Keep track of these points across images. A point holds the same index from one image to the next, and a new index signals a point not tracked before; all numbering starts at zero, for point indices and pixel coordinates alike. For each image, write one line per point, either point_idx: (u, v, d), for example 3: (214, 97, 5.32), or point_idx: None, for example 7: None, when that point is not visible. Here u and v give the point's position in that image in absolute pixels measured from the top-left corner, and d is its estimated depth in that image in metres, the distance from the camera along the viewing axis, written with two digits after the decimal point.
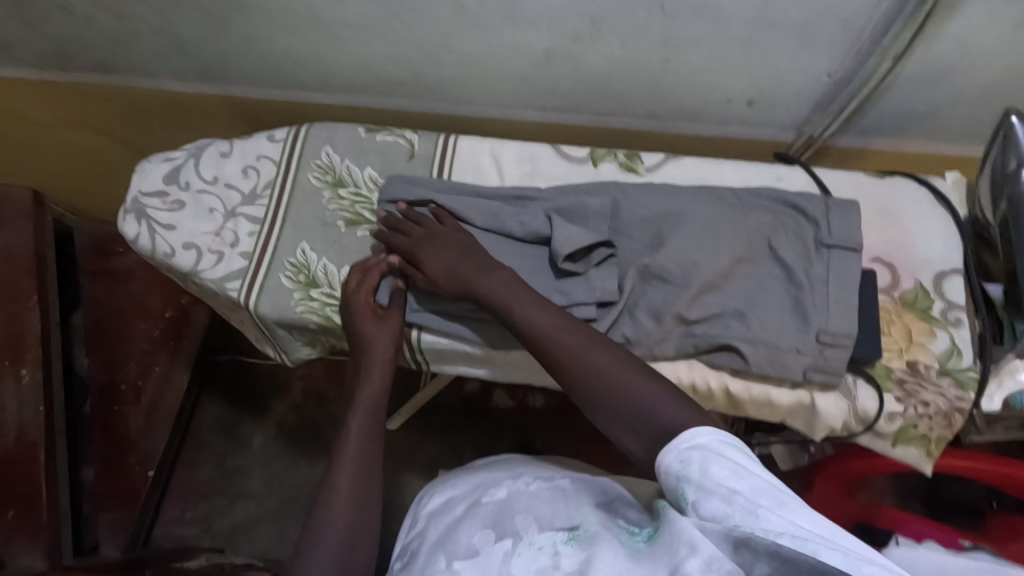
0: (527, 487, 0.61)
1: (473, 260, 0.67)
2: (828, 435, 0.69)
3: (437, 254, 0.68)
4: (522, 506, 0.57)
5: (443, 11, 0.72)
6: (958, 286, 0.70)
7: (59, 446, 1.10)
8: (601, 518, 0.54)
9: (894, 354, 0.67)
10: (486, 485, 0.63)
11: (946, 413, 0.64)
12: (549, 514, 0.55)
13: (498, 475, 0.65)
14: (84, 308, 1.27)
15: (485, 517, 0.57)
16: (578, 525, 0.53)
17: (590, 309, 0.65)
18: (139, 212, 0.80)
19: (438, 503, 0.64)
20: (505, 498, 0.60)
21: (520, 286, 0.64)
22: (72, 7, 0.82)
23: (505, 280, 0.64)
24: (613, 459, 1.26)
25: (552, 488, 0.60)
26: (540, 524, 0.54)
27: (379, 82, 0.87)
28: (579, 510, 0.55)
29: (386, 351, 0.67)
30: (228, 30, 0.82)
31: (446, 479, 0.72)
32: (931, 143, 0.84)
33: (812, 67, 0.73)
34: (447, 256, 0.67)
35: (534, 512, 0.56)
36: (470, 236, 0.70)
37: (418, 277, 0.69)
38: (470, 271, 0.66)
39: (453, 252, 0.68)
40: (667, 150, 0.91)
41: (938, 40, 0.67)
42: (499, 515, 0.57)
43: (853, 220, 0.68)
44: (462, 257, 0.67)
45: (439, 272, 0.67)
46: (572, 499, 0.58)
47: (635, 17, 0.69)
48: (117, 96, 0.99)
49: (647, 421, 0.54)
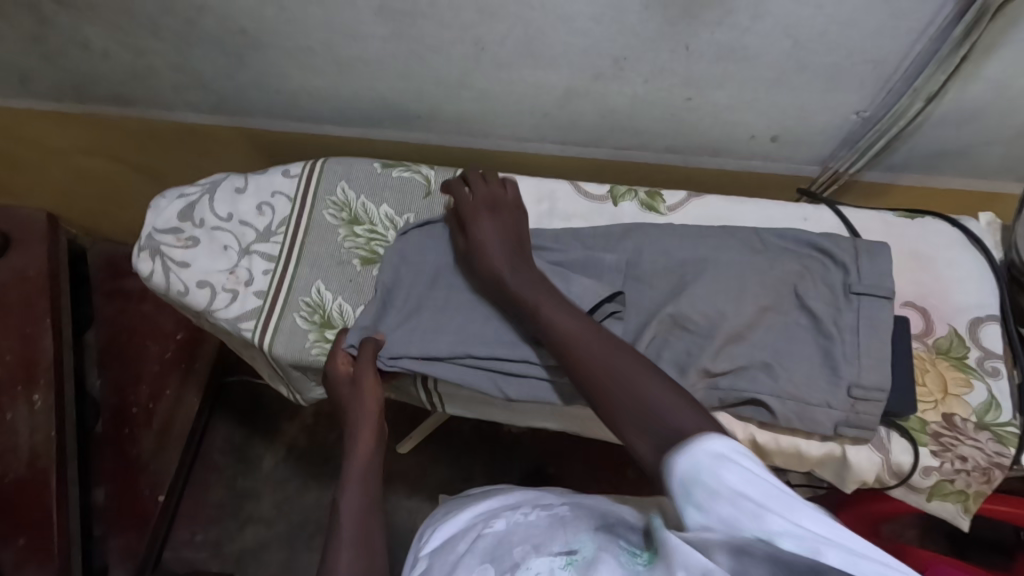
0: (525, 517, 0.59)
1: (515, 264, 0.66)
2: (858, 487, 0.67)
3: (489, 252, 0.67)
4: (519, 535, 0.56)
5: (463, 50, 0.71)
6: (996, 334, 0.67)
7: (70, 471, 1.09)
8: (597, 540, 0.53)
9: (930, 406, 0.64)
10: (484, 519, 0.62)
11: (985, 469, 0.62)
12: (547, 540, 0.54)
13: (496, 508, 0.64)
14: (98, 327, 1.27)
15: (484, 551, 0.56)
16: (576, 550, 0.53)
17: None
18: (152, 249, 0.79)
19: (439, 541, 0.63)
20: (502, 529, 0.58)
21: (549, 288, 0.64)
22: (90, 43, 0.82)
23: (534, 281, 0.65)
24: (627, 489, 1.23)
25: (551, 515, 0.59)
26: (538, 552, 0.53)
27: (396, 117, 0.86)
28: (576, 533, 0.55)
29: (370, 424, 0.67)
30: (245, 67, 0.82)
31: (445, 512, 0.71)
32: (961, 179, 0.81)
33: (840, 106, 0.72)
34: (493, 238, 0.68)
35: (532, 540, 0.55)
36: (520, 223, 0.71)
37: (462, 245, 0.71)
38: (507, 262, 0.67)
39: (500, 254, 0.67)
40: (687, 184, 0.89)
41: (973, 81, 0.65)
42: (498, 548, 0.55)
43: (884, 266, 0.66)
44: (508, 261, 0.67)
45: (481, 248, 0.68)
46: (570, 524, 0.57)
47: (659, 57, 0.68)
48: (132, 126, 0.99)
49: (659, 425, 0.50)
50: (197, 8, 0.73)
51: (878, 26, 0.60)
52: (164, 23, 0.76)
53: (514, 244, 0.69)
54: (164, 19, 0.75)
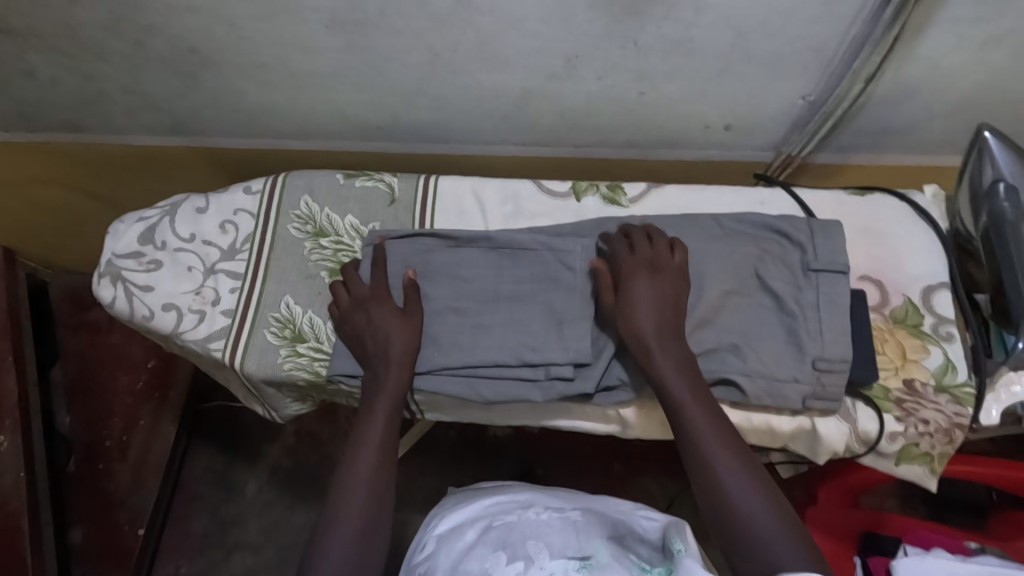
0: (538, 514, 0.66)
1: (663, 328, 0.62)
2: (830, 458, 0.69)
3: (637, 311, 0.63)
4: (532, 531, 0.62)
5: (418, 57, 0.72)
6: (947, 300, 0.70)
7: (43, 513, 1.06)
8: (610, 551, 0.60)
9: (890, 373, 0.67)
10: (496, 511, 0.68)
11: (946, 430, 0.64)
12: (560, 542, 0.61)
13: (509, 503, 0.69)
14: (65, 362, 1.24)
15: (497, 541, 0.62)
16: (589, 555, 0.59)
17: (567, 369, 0.66)
18: (113, 275, 0.77)
19: (448, 528, 0.68)
20: (514, 521, 0.64)
21: (696, 375, 0.61)
22: (35, 71, 0.80)
23: (683, 361, 0.62)
24: (614, 482, 1.25)
25: (563, 518, 0.65)
26: (551, 551, 0.60)
27: (356, 128, 0.87)
28: (590, 540, 0.61)
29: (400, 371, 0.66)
30: (198, 86, 0.81)
31: (456, 501, 0.75)
32: (908, 155, 0.85)
33: (787, 92, 0.74)
34: (648, 303, 0.64)
35: (545, 539, 0.61)
36: (683, 288, 0.65)
37: (609, 299, 0.66)
38: (655, 334, 0.62)
39: (651, 318, 0.63)
40: (649, 176, 0.91)
41: (908, 61, 0.68)
42: (511, 539, 0.61)
43: (838, 241, 0.68)
44: (660, 327, 0.63)
45: (635, 312, 0.63)
46: (583, 529, 0.63)
47: (609, 55, 0.69)
48: (87, 153, 0.97)
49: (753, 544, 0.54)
50: (144, 30, 0.72)
51: (813, 13, 0.63)
52: (111, 46, 0.75)
53: (669, 298, 0.64)
54: (110, 42, 0.74)
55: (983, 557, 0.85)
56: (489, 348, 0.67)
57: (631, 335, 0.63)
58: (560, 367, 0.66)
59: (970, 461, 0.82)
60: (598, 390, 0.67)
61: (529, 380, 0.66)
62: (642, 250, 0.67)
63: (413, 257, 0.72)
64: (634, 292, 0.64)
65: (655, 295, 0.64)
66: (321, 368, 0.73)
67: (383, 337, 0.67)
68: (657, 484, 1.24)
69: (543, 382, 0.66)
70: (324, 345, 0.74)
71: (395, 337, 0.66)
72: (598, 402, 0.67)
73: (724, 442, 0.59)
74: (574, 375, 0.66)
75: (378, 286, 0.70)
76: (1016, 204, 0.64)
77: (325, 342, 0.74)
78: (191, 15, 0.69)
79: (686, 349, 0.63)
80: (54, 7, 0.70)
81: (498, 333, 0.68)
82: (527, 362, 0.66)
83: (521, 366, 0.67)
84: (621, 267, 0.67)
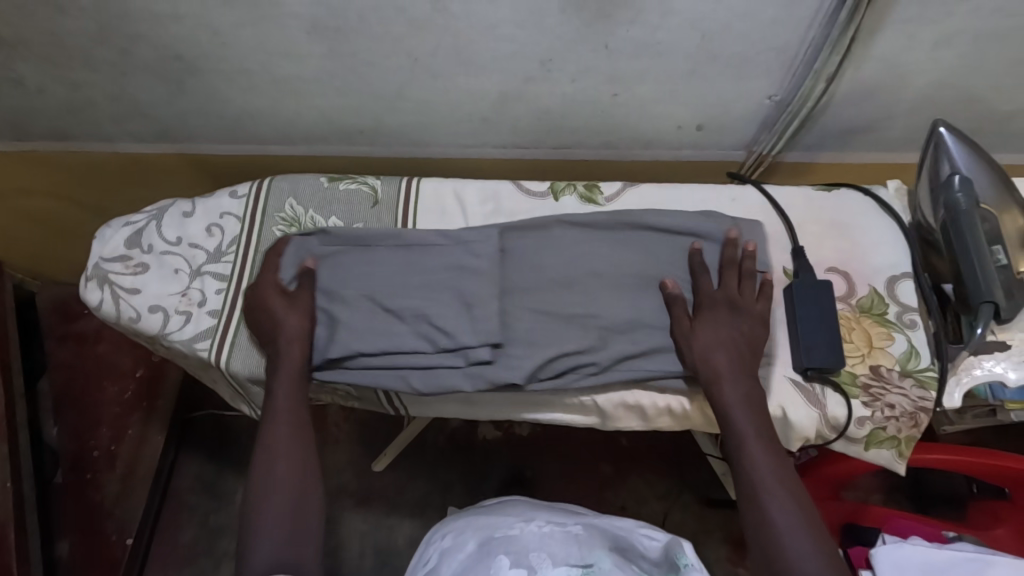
0: (540, 526, 0.70)
1: (735, 366, 0.66)
2: (803, 444, 0.71)
3: (712, 345, 0.67)
4: (534, 543, 0.67)
5: (398, 62, 0.74)
6: (911, 288, 0.73)
7: (30, 522, 1.07)
8: (612, 560, 0.66)
9: (857, 359, 0.69)
10: (497, 521, 0.71)
11: (911, 414, 0.67)
12: (563, 552, 0.67)
13: (509, 514, 0.73)
14: (53, 373, 1.24)
15: (502, 552, 0.67)
16: (591, 562, 0.65)
17: (483, 352, 0.68)
18: (100, 278, 0.78)
19: (449, 540, 0.72)
20: (516, 534, 0.69)
21: (759, 407, 0.65)
22: (24, 80, 0.82)
23: (749, 395, 0.66)
24: (601, 481, 1.26)
25: (564, 531, 0.69)
26: (554, 560, 0.66)
27: (341, 133, 0.89)
28: (591, 551, 0.67)
29: (297, 334, 0.69)
30: (184, 93, 0.83)
31: (457, 512, 0.79)
32: (873, 153, 0.88)
33: (754, 92, 0.77)
34: (722, 337, 0.67)
35: (547, 549, 0.67)
36: (760, 330, 0.69)
37: (683, 322, 0.69)
38: (725, 364, 0.66)
39: (726, 353, 0.67)
40: (627, 176, 0.94)
41: (865, 61, 0.72)
42: (515, 550, 0.67)
43: (759, 236, 0.74)
44: (733, 364, 0.66)
45: (707, 341, 0.67)
46: (585, 541, 0.69)
47: (582, 58, 0.72)
48: (75, 162, 0.99)
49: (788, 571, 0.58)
50: (130, 38, 0.74)
51: (772, 16, 0.66)
52: (98, 55, 0.77)
53: (741, 336, 0.68)
54: (97, 50, 0.76)
55: (960, 544, 0.87)
56: (468, 339, 0.68)
57: (702, 366, 0.66)
58: (477, 351, 0.68)
59: (943, 449, 0.84)
60: (533, 379, 0.69)
61: (453, 368, 0.68)
62: (729, 284, 0.71)
63: (394, 255, 0.74)
64: (709, 328, 0.68)
65: (731, 332, 0.68)
66: None
67: (276, 322, 0.70)
68: (645, 482, 1.25)
69: (465, 369, 0.68)
70: None
71: (289, 321, 0.70)
72: (534, 389, 0.69)
73: (778, 473, 0.63)
74: (493, 358, 0.68)
75: (269, 274, 0.73)
76: (970, 195, 0.67)
77: None
78: (176, 23, 0.72)
79: (755, 387, 0.67)
80: (42, 16, 0.72)
81: (409, 320, 0.70)
82: (446, 349, 0.68)
83: (443, 354, 0.69)
84: (702, 298, 0.70)
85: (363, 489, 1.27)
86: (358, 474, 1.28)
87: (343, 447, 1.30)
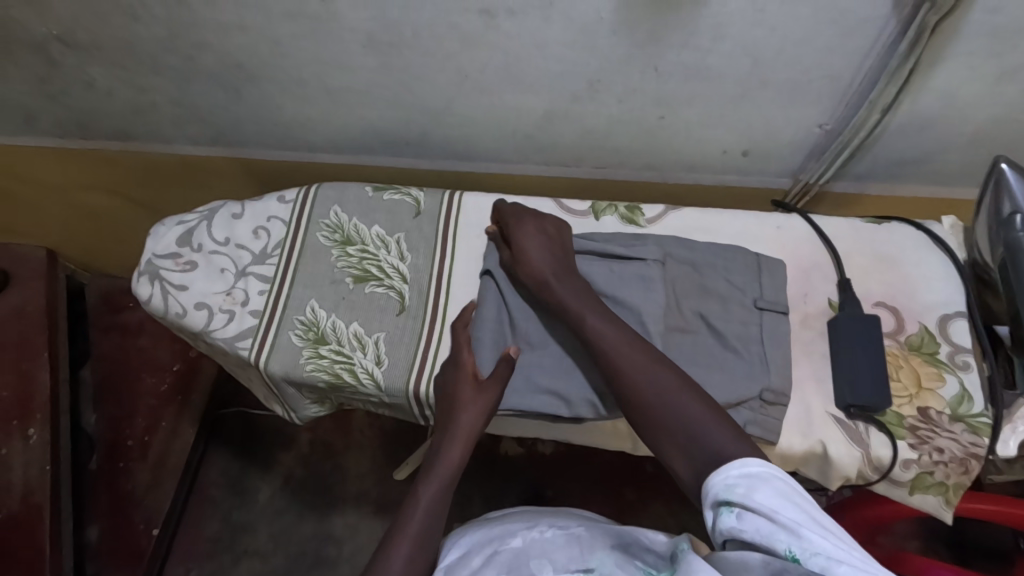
0: (542, 533, 0.66)
1: (593, 304, 0.67)
2: (843, 484, 0.68)
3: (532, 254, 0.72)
4: (537, 550, 0.63)
5: (447, 77, 0.76)
6: (963, 329, 0.71)
7: (65, 505, 1.09)
8: (614, 560, 0.61)
9: (905, 400, 0.67)
10: (499, 535, 0.67)
11: (961, 460, 0.64)
12: (564, 556, 0.62)
13: (513, 525, 0.69)
14: (95, 363, 1.27)
15: (504, 565, 0.62)
16: (592, 567, 0.60)
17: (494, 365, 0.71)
18: (152, 273, 0.81)
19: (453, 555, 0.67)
20: (518, 545, 0.64)
21: (593, 299, 0.68)
22: (95, 82, 0.86)
23: (580, 291, 0.68)
24: (624, 507, 1.23)
25: (566, 534, 0.65)
26: (555, 566, 0.61)
27: (388, 145, 0.91)
28: (593, 552, 0.62)
29: (470, 430, 0.68)
30: (242, 100, 0.86)
31: (467, 527, 0.74)
32: (923, 188, 0.87)
33: (804, 120, 0.76)
34: (536, 241, 0.73)
35: (549, 555, 0.62)
36: (781, 335, 0.70)
37: (506, 253, 0.75)
38: (545, 261, 0.71)
39: (540, 251, 0.72)
40: (666, 199, 0.94)
41: (921, 93, 0.70)
42: (515, 561, 0.62)
43: (781, 281, 0.73)
44: (555, 267, 0.70)
45: (524, 251, 0.72)
46: (587, 541, 0.64)
47: (630, 78, 0.72)
48: (132, 159, 1.02)
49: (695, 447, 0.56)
50: (196, 46, 0.77)
51: (829, 43, 0.65)
52: (165, 61, 0.81)
53: (566, 259, 0.72)
54: (164, 57, 0.80)
55: None
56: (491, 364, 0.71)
57: (568, 312, 0.67)
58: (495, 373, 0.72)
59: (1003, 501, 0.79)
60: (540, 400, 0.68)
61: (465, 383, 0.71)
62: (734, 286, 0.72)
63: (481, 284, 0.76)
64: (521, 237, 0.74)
65: (543, 235, 0.73)
66: (342, 370, 0.74)
67: (452, 419, 0.68)
68: (668, 511, 1.22)
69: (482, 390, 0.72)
70: (345, 349, 0.75)
71: (473, 417, 0.67)
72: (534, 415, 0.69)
73: (713, 425, 0.57)
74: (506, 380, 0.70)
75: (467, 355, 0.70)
76: None
77: (347, 346, 0.75)
78: (240, 33, 0.74)
79: (580, 282, 0.70)
80: (116, 24, 0.75)
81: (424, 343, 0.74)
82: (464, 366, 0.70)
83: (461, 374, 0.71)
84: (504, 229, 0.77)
85: (384, 496, 1.28)
86: (379, 482, 1.29)
87: (367, 454, 1.31)
